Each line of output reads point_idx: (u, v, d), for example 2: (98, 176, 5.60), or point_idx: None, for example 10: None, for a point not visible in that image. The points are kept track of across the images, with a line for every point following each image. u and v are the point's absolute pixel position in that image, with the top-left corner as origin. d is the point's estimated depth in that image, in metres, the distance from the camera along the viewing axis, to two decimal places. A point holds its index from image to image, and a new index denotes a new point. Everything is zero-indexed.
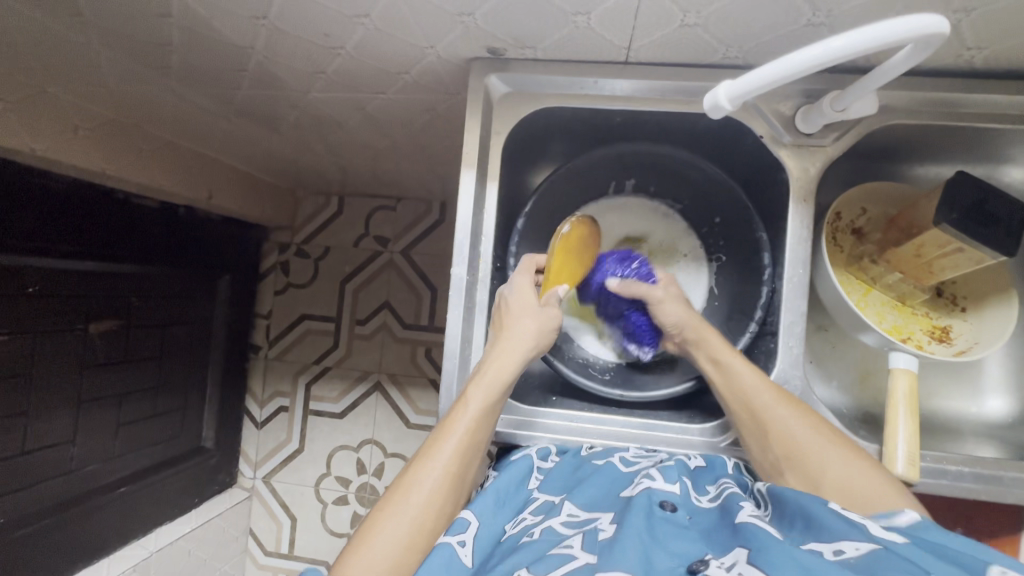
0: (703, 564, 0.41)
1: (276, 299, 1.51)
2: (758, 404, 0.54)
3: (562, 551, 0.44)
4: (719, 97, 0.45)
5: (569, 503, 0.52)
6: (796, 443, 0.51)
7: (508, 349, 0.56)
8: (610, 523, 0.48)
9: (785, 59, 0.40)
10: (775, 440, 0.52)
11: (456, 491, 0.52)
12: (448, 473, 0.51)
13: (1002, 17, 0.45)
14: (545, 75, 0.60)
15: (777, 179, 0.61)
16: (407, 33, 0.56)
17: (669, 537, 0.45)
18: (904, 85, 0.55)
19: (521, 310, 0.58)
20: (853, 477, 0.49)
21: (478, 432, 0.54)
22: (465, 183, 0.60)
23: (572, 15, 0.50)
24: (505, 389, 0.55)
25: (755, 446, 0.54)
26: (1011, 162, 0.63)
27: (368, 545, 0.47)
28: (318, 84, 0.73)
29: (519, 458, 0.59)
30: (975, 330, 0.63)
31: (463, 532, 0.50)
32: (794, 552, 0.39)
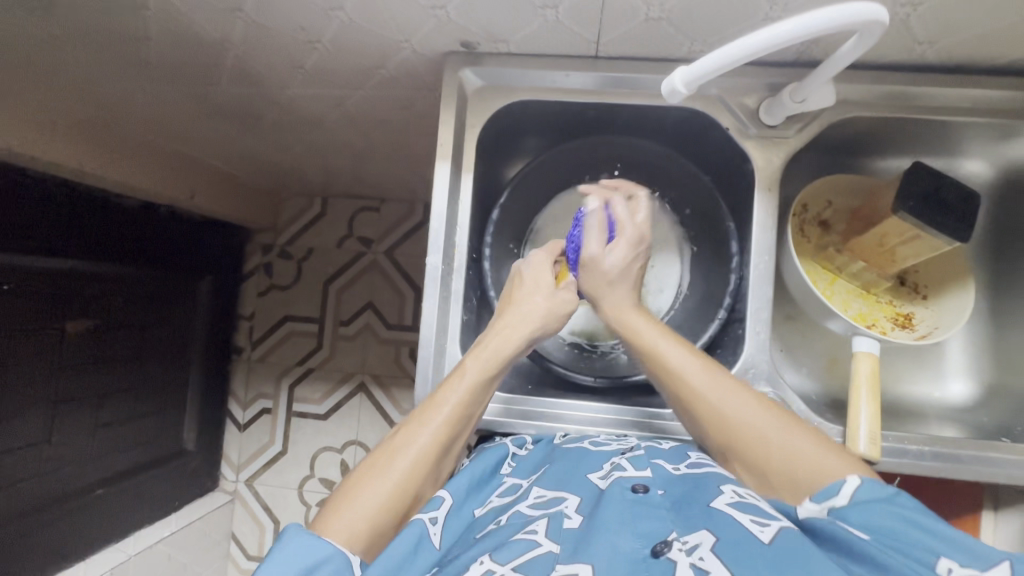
0: (666, 545, 0.42)
1: (259, 300, 1.50)
2: (688, 392, 0.52)
3: (527, 536, 0.44)
4: (677, 83, 0.47)
5: (537, 487, 0.52)
6: (731, 428, 0.50)
7: (511, 325, 0.58)
8: (576, 511, 0.48)
9: (736, 44, 0.42)
10: (713, 424, 0.51)
11: (441, 460, 0.53)
12: (436, 441, 0.52)
13: (948, 11, 0.47)
14: (518, 69, 0.62)
15: (744, 170, 0.63)
16: (382, 26, 0.57)
17: (637, 517, 0.45)
18: (862, 78, 0.57)
19: (530, 286, 0.61)
20: (794, 451, 0.48)
21: (471, 406, 0.55)
22: (440, 174, 0.61)
23: (541, 9, 0.52)
24: (500, 366, 0.57)
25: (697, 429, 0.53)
26: (967, 155, 0.65)
27: (351, 504, 0.48)
28: (296, 79, 0.74)
29: (493, 448, 0.60)
30: (936, 316, 0.66)
31: (437, 509, 0.51)
32: (763, 552, 0.39)
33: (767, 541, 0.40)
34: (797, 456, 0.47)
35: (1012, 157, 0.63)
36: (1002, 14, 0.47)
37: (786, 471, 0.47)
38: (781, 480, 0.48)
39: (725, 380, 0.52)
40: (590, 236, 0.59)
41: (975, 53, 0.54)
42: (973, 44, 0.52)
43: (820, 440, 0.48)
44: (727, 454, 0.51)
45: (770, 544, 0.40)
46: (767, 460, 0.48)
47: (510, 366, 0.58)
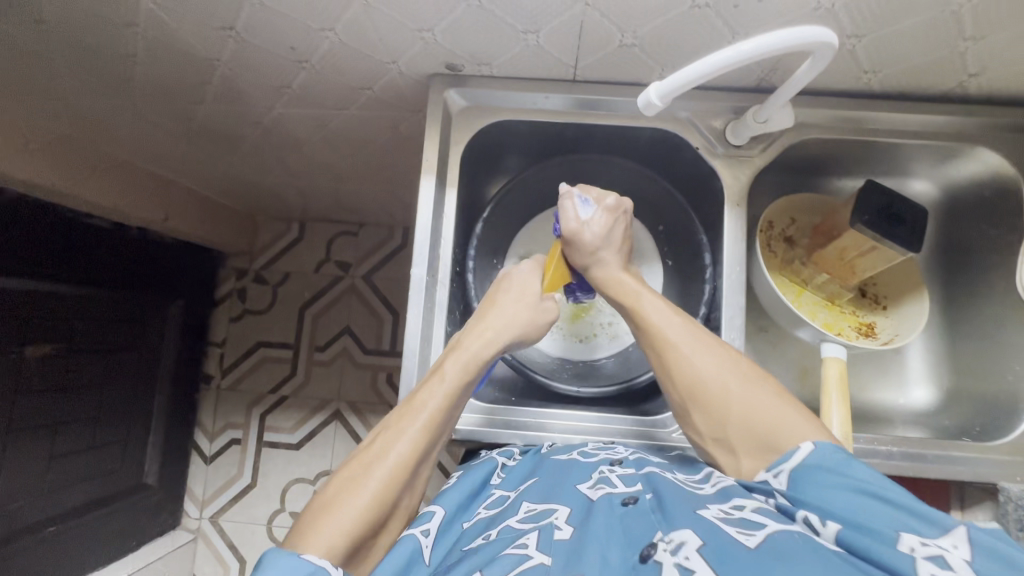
0: (653, 548, 0.43)
1: (231, 327, 1.47)
2: (663, 349, 0.55)
3: (516, 551, 0.44)
4: (652, 96, 0.49)
5: (527, 502, 0.52)
6: (701, 380, 0.53)
7: (490, 329, 0.59)
8: (565, 522, 0.48)
9: (706, 59, 0.45)
10: (685, 374, 0.53)
11: (417, 468, 0.52)
12: (415, 447, 0.52)
13: (888, 42, 0.53)
14: (500, 90, 0.65)
15: (714, 186, 0.67)
16: (370, 47, 0.59)
17: (628, 529, 0.47)
18: (816, 104, 0.63)
19: (516, 283, 0.63)
20: (757, 410, 0.50)
21: (449, 409, 0.55)
22: (425, 188, 0.63)
23: (523, 33, 0.55)
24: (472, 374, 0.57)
25: (668, 382, 0.55)
26: (914, 175, 0.71)
27: (329, 516, 0.47)
28: (283, 99, 0.75)
29: (482, 462, 0.60)
30: (896, 325, 0.70)
31: (428, 522, 0.52)
32: (744, 555, 0.39)
33: (752, 547, 0.40)
34: (754, 409, 0.50)
35: (956, 178, 0.69)
36: (934, 47, 0.53)
37: (745, 426, 0.50)
38: (741, 429, 0.50)
39: (702, 336, 0.55)
40: (567, 208, 0.61)
41: (914, 83, 0.59)
42: (912, 74, 0.58)
43: (784, 396, 0.51)
44: (689, 407, 0.53)
45: (754, 550, 0.39)
46: (730, 415, 0.51)
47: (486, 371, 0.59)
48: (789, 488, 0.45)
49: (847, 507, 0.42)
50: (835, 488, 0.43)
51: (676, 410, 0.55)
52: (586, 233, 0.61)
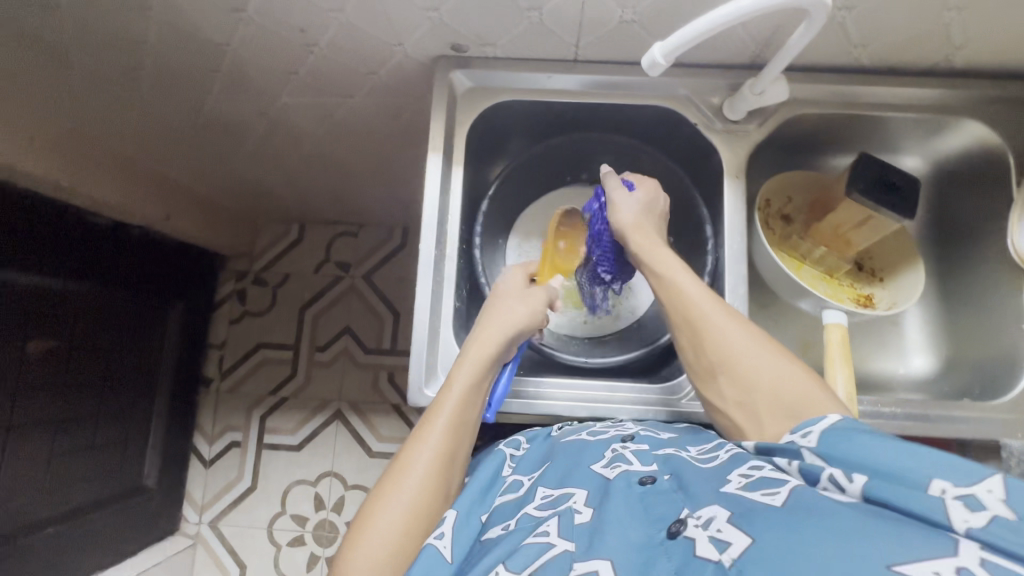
0: (681, 525, 0.43)
1: (230, 329, 1.47)
2: (693, 318, 0.56)
3: (539, 539, 0.44)
4: (655, 55, 0.50)
5: (542, 487, 0.53)
6: (728, 349, 0.54)
7: (492, 327, 0.61)
8: (585, 505, 0.48)
9: (709, 15, 0.47)
10: (713, 343, 0.55)
11: (449, 471, 0.53)
12: (440, 451, 0.53)
13: (876, 14, 0.55)
14: (503, 71, 0.67)
15: (712, 162, 0.69)
16: (378, 28, 0.61)
17: (651, 507, 0.46)
18: (809, 80, 0.65)
19: (507, 293, 0.65)
20: (784, 381, 0.51)
21: (466, 409, 0.56)
22: (432, 165, 0.64)
23: (527, 11, 0.58)
24: (482, 371, 0.58)
25: (695, 353, 0.56)
26: (904, 151, 0.73)
27: (369, 534, 0.48)
28: (289, 87, 0.76)
29: (493, 455, 0.61)
30: (893, 296, 0.71)
31: (443, 525, 0.50)
32: (770, 516, 0.39)
33: (781, 505, 0.40)
34: (781, 379, 0.51)
35: (944, 151, 0.71)
36: (921, 18, 0.56)
37: (772, 394, 0.51)
38: (767, 396, 0.51)
39: (728, 310, 0.56)
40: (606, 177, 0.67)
41: (902, 56, 0.62)
42: (900, 48, 0.60)
43: (808, 370, 0.52)
44: (714, 373, 0.55)
45: (785, 507, 0.40)
46: (756, 381, 0.52)
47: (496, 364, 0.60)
48: (816, 445, 0.44)
49: (870, 458, 0.41)
50: (864, 442, 0.42)
51: (702, 379, 0.56)
52: (624, 198, 0.64)
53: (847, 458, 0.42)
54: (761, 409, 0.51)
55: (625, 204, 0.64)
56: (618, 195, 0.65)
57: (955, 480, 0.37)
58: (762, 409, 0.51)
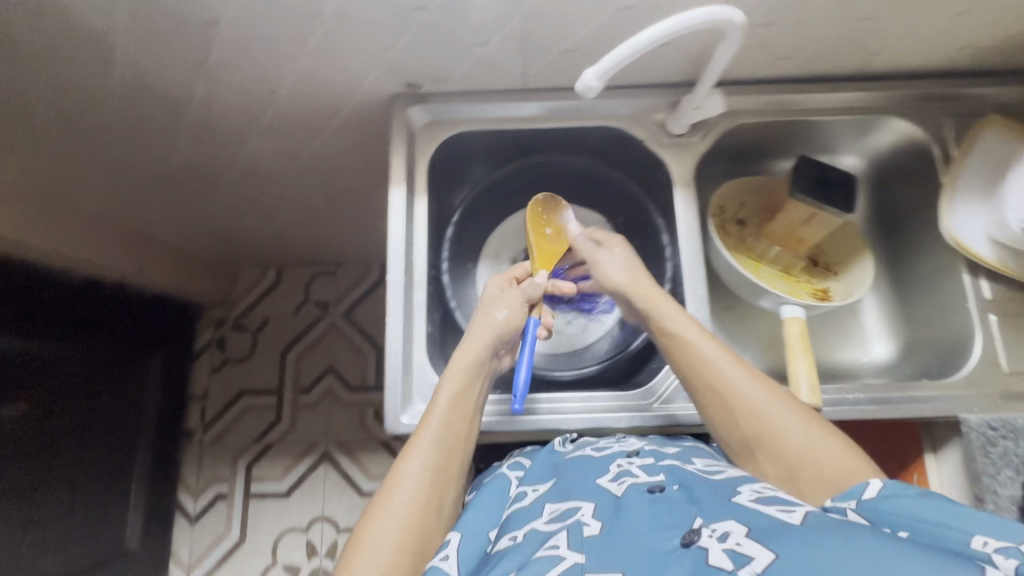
0: (695, 535, 0.43)
1: (211, 377, 1.45)
2: (715, 383, 0.56)
3: (550, 553, 0.45)
4: (589, 79, 0.52)
5: (549, 503, 0.53)
6: (758, 418, 0.53)
7: (473, 337, 0.62)
8: (593, 517, 0.49)
9: (637, 36, 0.50)
10: (742, 413, 0.54)
11: (441, 484, 0.53)
12: (431, 462, 0.54)
13: (793, 29, 0.60)
14: (457, 104, 0.70)
15: (663, 174, 0.72)
16: (334, 72, 0.65)
17: (661, 514, 0.47)
18: (744, 92, 0.70)
19: (487, 304, 0.65)
20: (821, 454, 0.50)
21: (453, 418, 0.57)
22: (396, 197, 0.66)
23: (474, 47, 0.61)
24: (468, 380, 0.59)
25: (724, 425, 0.55)
26: (841, 151, 0.78)
27: (361, 551, 0.48)
28: (254, 133, 0.79)
29: (495, 478, 0.60)
30: (848, 287, 0.75)
31: (448, 548, 0.50)
32: (783, 530, 0.40)
33: (799, 523, 0.41)
34: (818, 451, 0.50)
35: (877, 148, 0.76)
36: (833, 30, 0.61)
37: (813, 469, 0.50)
38: (807, 473, 0.50)
39: (750, 372, 0.56)
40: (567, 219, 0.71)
41: (824, 65, 0.67)
42: (821, 57, 0.65)
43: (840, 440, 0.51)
44: (749, 447, 0.53)
45: (802, 524, 0.41)
46: (793, 454, 0.51)
47: (489, 371, 0.62)
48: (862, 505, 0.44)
49: (917, 515, 0.41)
50: (913, 504, 0.41)
51: (737, 454, 0.55)
52: (615, 253, 0.66)
53: (897, 515, 0.42)
54: (803, 488, 0.50)
55: (618, 260, 0.65)
56: (607, 257, 0.66)
57: (998, 538, 0.37)
58: (804, 487, 0.50)
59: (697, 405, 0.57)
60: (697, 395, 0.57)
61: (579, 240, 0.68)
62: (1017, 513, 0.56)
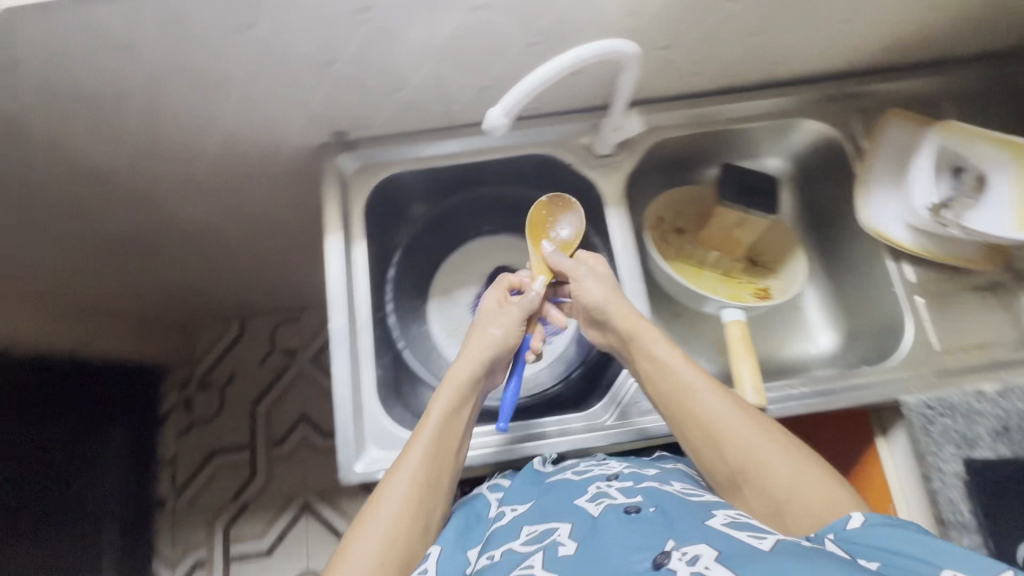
0: (666, 556, 0.42)
1: (180, 441, 1.41)
2: (697, 415, 0.56)
3: (523, 572, 0.44)
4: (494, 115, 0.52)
5: (528, 525, 0.52)
6: (742, 451, 0.53)
7: (468, 352, 0.64)
8: (568, 537, 0.48)
9: (536, 72, 0.51)
10: (726, 446, 0.54)
11: (430, 496, 0.55)
12: (421, 475, 0.55)
13: (694, 48, 0.63)
14: (387, 147, 0.71)
15: (593, 195, 0.74)
16: (258, 129, 0.65)
17: (635, 534, 0.46)
18: (661, 109, 0.72)
19: (486, 319, 0.66)
20: (806, 488, 0.50)
21: (445, 433, 0.58)
22: (332, 245, 0.67)
23: (392, 93, 0.63)
24: (462, 397, 0.61)
25: (708, 459, 0.55)
26: (764, 154, 0.81)
27: (347, 560, 0.50)
28: (189, 194, 0.79)
29: (476, 499, 0.61)
30: (786, 283, 0.77)
31: (427, 562, 0.51)
32: (750, 554, 0.40)
33: (768, 548, 0.41)
34: (803, 485, 0.50)
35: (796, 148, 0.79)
36: (733, 45, 0.64)
37: (799, 504, 0.49)
38: (794, 507, 0.50)
39: (731, 403, 0.56)
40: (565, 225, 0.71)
41: (731, 77, 0.71)
42: (726, 71, 0.69)
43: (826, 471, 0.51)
44: (736, 482, 0.53)
45: (771, 550, 0.41)
46: (779, 487, 0.51)
47: (480, 386, 0.63)
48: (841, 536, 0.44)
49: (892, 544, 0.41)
50: (891, 533, 0.42)
51: (723, 488, 0.55)
52: (602, 267, 0.66)
53: (870, 545, 0.42)
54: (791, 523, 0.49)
55: (605, 274, 0.65)
56: (588, 277, 0.65)
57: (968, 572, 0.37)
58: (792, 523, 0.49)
59: (681, 439, 0.58)
60: (680, 428, 0.57)
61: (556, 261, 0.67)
62: (964, 487, 0.58)
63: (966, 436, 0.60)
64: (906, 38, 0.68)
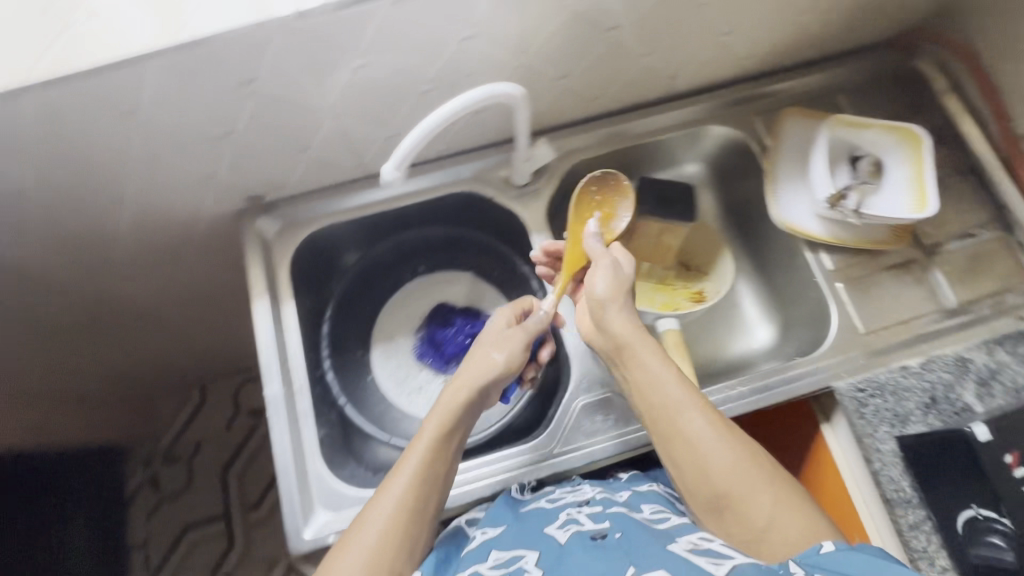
0: None
1: (149, 523, 1.32)
2: (689, 436, 0.54)
3: None
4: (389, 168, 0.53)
5: (496, 550, 0.52)
6: (729, 478, 0.52)
7: (468, 369, 0.59)
8: (534, 565, 0.48)
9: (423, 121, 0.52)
10: (713, 471, 0.52)
11: (413, 527, 0.51)
12: (405, 503, 0.51)
13: (590, 74, 0.65)
14: (306, 204, 0.71)
15: (518, 225, 0.75)
16: (169, 202, 0.65)
17: (598, 560, 0.46)
18: (572, 133, 0.74)
19: (489, 341, 0.62)
20: (785, 521, 0.50)
21: (437, 459, 0.54)
22: (260, 310, 0.66)
23: (300, 152, 0.63)
24: (459, 419, 0.57)
25: (690, 481, 0.53)
26: (682, 160, 0.82)
27: None
28: (114, 273, 0.77)
29: (451, 532, 0.60)
30: (718, 284, 0.79)
31: None
32: None
33: None
34: (785, 516, 0.50)
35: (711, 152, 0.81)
36: (625, 66, 0.66)
37: (777, 534, 0.49)
38: (772, 538, 0.49)
39: (722, 428, 0.54)
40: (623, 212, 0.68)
41: (633, 96, 0.73)
42: (627, 90, 0.71)
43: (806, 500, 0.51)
44: (717, 507, 0.52)
45: None
46: (758, 518, 0.50)
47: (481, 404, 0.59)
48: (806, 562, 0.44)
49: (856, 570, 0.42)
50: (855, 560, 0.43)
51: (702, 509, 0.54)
52: (626, 268, 0.62)
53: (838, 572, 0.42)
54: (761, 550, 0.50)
55: (626, 277, 0.61)
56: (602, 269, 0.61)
57: None
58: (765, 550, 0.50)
59: (665, 458, 0.56)
60: (666, 445, 0.55)
61: (588, 243, 0.64)
62: (903, 464, 0.59)
63: (898, 413, 0.62)
64: (789, 40, 0.71)
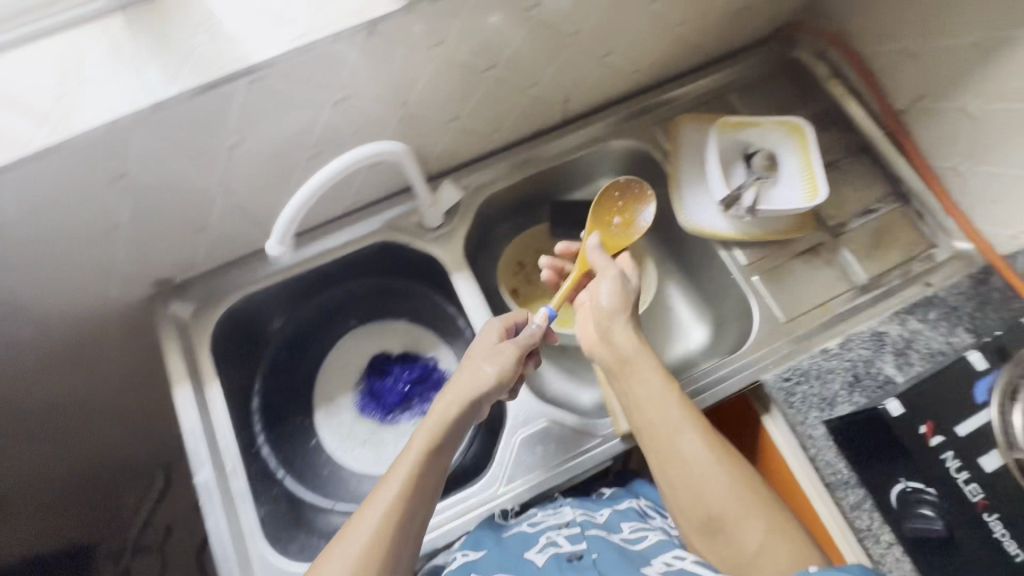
0: None
1: None
2: (685, 457, 0.54)
3: None
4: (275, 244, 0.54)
5: None
6: (722, 504, 0.51)
7: (461, 380, 0.57)
8: None
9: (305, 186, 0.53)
10: (706, 494, 0.52)
11: (398, 541, 0.49)
12: (390, 518, 0.49)
13: (479, 113, 0.67)
14: (219, 279, 0.70)
15: (438, 265, 0.75)
16: (70, 302, 0.63)
17: None
18: (478, 168, 0.75)
19: (480, 353, 0.59)
20: (770, 550, 0.49)
21: (426, 471, 0.52)
22: (182, 396, 0.64)
23: (198, 232, 0.62)
24: (449, 431, 0.55)
25: (681, 503, 0.54)
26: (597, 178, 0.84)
27: None
28: (30, 381, 0.74)
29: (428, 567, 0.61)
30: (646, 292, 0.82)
31: None
32: None
33: None
34: (772, 543, 0.49)
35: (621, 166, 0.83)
36: (513, 100, 0.68)
37: (762, 562, 0.49)
38: (757, 563, 0.49)
39: (719, 454, 0.54)
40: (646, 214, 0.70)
41: (530, 125, 0.75)
42: (522, 121, 0.73)
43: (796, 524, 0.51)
44: (707, 530, 0.52)
45: None
46: (746, 544, 0.50)
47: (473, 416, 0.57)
48: None
49: None
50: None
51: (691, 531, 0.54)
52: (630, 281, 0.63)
53: None
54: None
55: (630, 290, 0.62)
56: (604, 279, 0.62)
57: None
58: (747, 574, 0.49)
59: (659, 477, 0.56)
60: (660, 464, 0.55)
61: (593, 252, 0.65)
62: (836, 447, 0.61)
63: (826, 398, 0.63)
64: (668, 52, 0.74)
